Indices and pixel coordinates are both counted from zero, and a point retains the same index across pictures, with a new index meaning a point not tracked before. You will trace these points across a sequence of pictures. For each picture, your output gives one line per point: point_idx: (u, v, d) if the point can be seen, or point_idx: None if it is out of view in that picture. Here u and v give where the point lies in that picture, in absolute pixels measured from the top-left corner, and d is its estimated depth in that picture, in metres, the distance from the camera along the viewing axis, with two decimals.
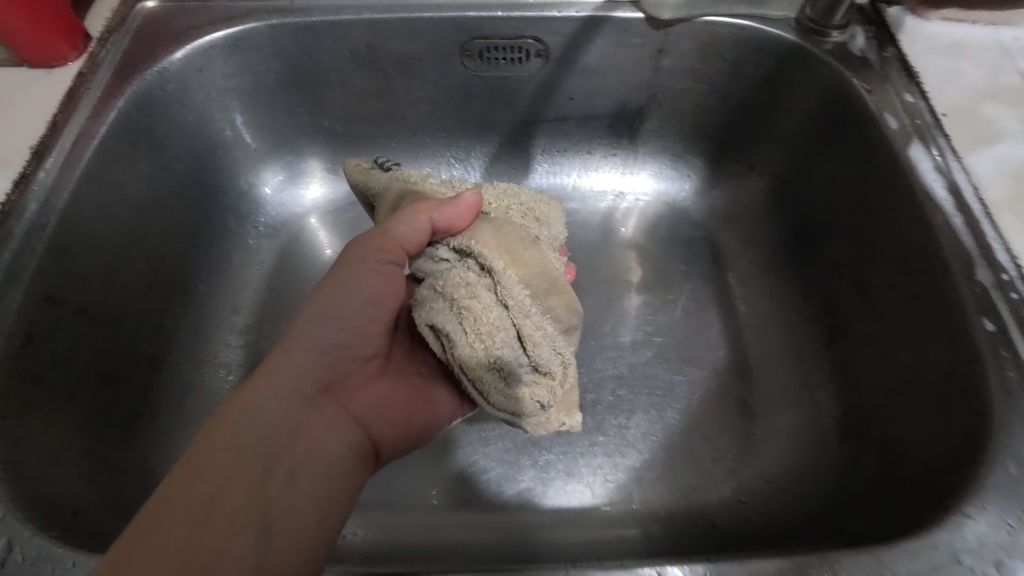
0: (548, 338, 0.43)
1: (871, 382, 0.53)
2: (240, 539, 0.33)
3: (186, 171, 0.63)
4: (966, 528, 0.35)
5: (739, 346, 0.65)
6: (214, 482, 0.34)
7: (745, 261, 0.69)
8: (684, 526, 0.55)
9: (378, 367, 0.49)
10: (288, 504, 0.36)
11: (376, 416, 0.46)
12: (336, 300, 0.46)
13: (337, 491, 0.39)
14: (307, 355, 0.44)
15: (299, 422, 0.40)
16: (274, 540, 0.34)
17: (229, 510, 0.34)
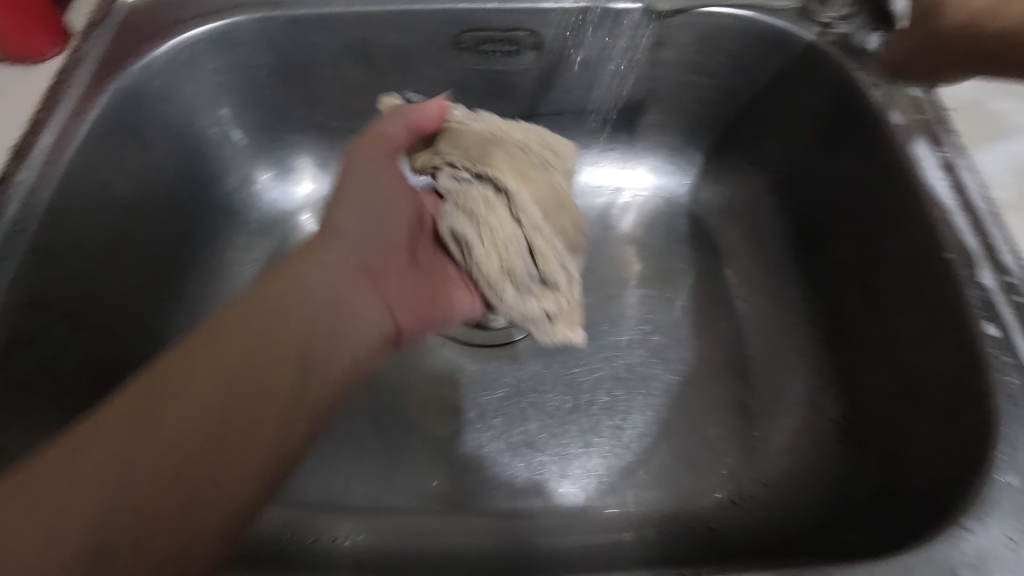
0: (555, 249, 0.50)
1: (873, 385, 0.52)
2: (218, 445, 0.36)
3: (176, 168, 0.62)
4: (966, 542, 0.34)
5: (739, 346, 0.64)
6: (218, 376, 0.37)
7: (745, 258, 0.68)
8: (680, 529, 0.55)
9: (408, 256, 0.53)
10: (260, 423, 0.38)
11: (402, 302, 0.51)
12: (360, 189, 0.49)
13: (274, 455, 0.38)
14: (342, 244, 0.47)
15: (250, 384, 0.38)
16: (249, 445, 0.37)
17: (216, 406, 0.37)
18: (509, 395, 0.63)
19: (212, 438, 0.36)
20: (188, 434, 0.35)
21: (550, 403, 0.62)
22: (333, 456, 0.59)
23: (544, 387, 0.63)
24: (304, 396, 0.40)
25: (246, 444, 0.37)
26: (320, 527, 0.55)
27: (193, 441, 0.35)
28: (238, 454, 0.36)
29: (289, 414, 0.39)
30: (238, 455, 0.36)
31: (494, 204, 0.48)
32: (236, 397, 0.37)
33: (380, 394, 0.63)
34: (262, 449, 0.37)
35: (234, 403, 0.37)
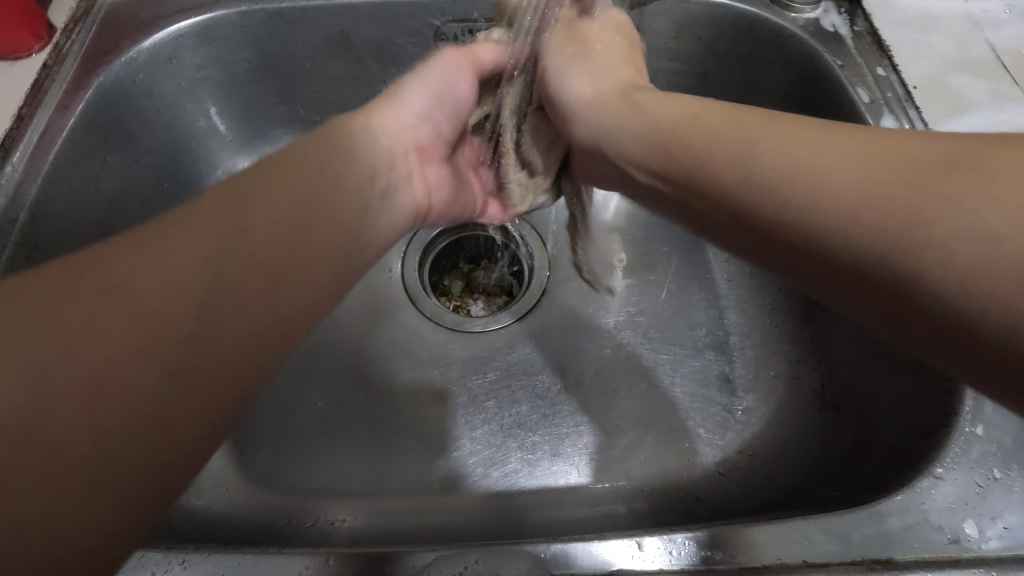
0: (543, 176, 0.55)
1: (848, 353, 0.54)
2: (185, 329, 0.29)
3: (160, 163, 0.62)
4: (936, 489, 0.36)
5: (721, 324, 0.66)
6: (214, 246, 0.31)
7: None
8: (669, 501, 0.56)
9: (451, 145, 0.53)
10: (229, 337, 0.30)
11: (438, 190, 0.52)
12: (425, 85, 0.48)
13: (196, 434, 0.29)
14: (404, 123, 0.48)
15: (176, 337, 0.28)
16: (215, 348, 0.30)
17: (208, 289, 0.30)
18: (499, 378, 0.64)
19: (124, 421, 0.27)
20: (159, 320, 0.28)
21: (540, 385, 0.63)
22: (328, 442, 0.60)
23: (533, 369, 0.64)
24: (240, 364, 0.31)
25: (160, 424, 0.28)
26: (317, 511, 0.56)
27: (97, 415, 0.26)
28: (184, 377, 0.28)
29: (218, 385, 0.30)
30: (145, 445, 0.27)
31: (533, 113, 0.52)
32: (156, 358, 0.28)
33: (372, 381, 0.63)
34: (179, 432, 0.29)
35: (147, 365, 0.27)
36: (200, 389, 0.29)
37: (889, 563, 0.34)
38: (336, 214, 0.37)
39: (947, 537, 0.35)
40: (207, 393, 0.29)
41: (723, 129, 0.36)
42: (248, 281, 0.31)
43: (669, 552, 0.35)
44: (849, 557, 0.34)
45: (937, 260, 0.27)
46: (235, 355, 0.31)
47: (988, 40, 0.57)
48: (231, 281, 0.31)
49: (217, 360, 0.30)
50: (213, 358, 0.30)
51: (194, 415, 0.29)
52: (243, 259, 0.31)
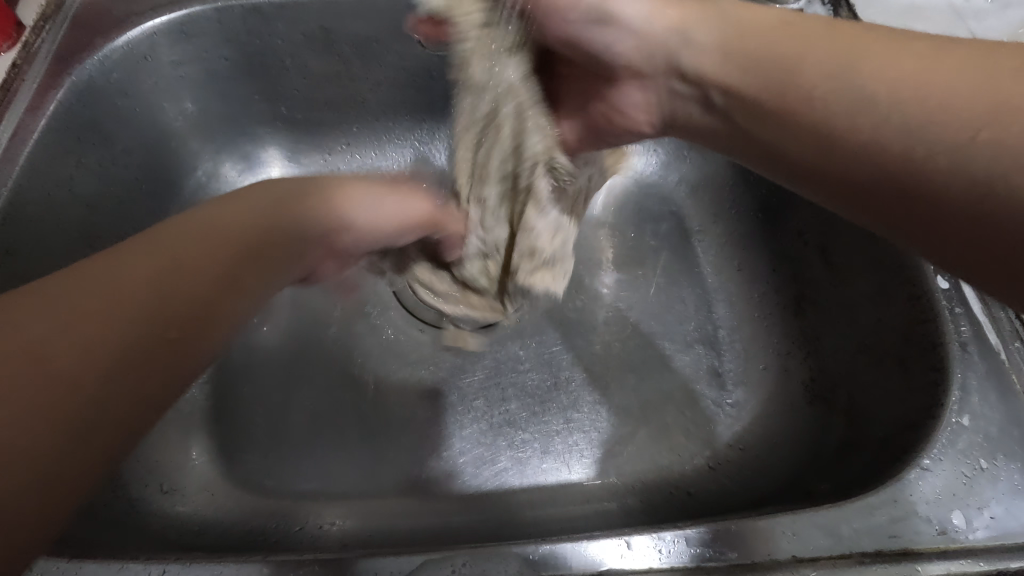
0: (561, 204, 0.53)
1: (836, 345, 0.54)
2: (165, 359, 0.33)
3: (138, 164, 0.61)
4: (924, 480, 0.36)
5: (709, 318, 0.66)
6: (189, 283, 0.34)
7: (713, 233, 0.69)
8: (660, 496, 0.56)
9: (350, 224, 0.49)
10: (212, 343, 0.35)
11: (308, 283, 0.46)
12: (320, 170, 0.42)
13: (97, 461, 0.31)
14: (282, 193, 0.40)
15: (110, 340, 0.31)
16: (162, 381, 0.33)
17: (153, 324, 0.32)
18: (488, 377, 0.63)
19: (37, 404, 0.29)
20: (100, 363, 0.31)
21: (529, 383, 0.63)
22: (316, 444, 0.59)
23: (522, 367, 0.64)
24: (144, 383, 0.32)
25: (79, 422, 0.30)
26: (306, 514, 0.55)
27: (17, 406, 0.28)
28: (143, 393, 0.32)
29: (122, 405, 0.31)
30: (55, 441, 0.29)
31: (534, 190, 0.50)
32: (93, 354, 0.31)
33: (360, 382, 0.63)
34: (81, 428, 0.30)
35: (85, 362, 0.30)
36: (108, 402, 0.31)
37: (878, 555, 0.34)
38: (264, 261, 0.38)
39: (936, 529, 0.35)
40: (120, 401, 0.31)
41: (815, 35, 0.38)
42: (163, 311, 0.33)
43: (659, 550, 0.35)
44: (839, 551, 0.34)
45: (954, 176, 0.32)
46: (148, 377, 0.32)
47: (971, 30, 0.57)
48: (165, 322, 0.33)
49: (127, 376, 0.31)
50: (122, 374, 0.31)
51: (98, 413, 0.30)
52: (170, 308, 0.33)
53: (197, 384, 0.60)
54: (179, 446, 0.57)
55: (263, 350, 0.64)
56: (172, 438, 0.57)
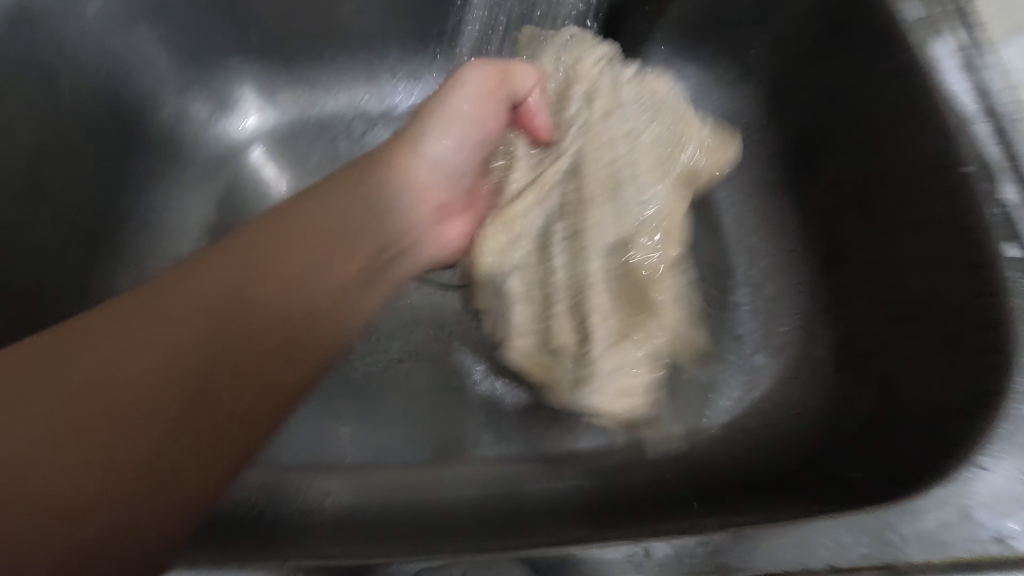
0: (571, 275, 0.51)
1: (870, 310, 0.49)
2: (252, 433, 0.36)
3: (94, 103, 0.54)
4: (979, 482, 0.32)
5: (730, 275, 0.61)
6: (259, 374, 0.36)
7: (735, 182, 0.63)
8: (672, 468, 0.53)
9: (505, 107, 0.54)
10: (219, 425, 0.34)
11: (435, 238, 0.53)
12: (291, 275, 0.39)
13: (207, 459, 0.34)
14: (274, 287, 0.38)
15: (175, 422, 0.33)
16: (191, 460, 0.33)
17: (245, 402, 0.35)
18: None
19: (192, 433, 0.33)
20: (162, 438, 0.33)
21: None
22: (307, 406, 0.56)
23: None
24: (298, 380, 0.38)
25: (161, 456, 0.32)
26: (299, 487, 0.52)
27: (133, 476, 0.31)
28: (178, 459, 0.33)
29: (297, 372, 0.38)
30: (161, 484, 0.32)
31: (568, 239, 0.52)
32: (137, 425, 0.32)
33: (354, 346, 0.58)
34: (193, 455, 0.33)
35: (160, 403, 0.33)
36: (210, 444, 0.34)
37: (926, 567, 0.30)
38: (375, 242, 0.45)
39: (990, 535, 0.31)
40: (235, 422, 0.35)
41: None
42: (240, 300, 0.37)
43: (681, 558, 0.31)
44: (882, 561, 0.30)
45: None
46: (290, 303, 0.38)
47: None
48: (224, 438, 0.34)
49: (278, 394, 0.37)
50: (176, 382, 0.34)
51: (139, 391, 0.33)
52: (228, 355, 0.35)
53: None
54: None
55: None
56: None
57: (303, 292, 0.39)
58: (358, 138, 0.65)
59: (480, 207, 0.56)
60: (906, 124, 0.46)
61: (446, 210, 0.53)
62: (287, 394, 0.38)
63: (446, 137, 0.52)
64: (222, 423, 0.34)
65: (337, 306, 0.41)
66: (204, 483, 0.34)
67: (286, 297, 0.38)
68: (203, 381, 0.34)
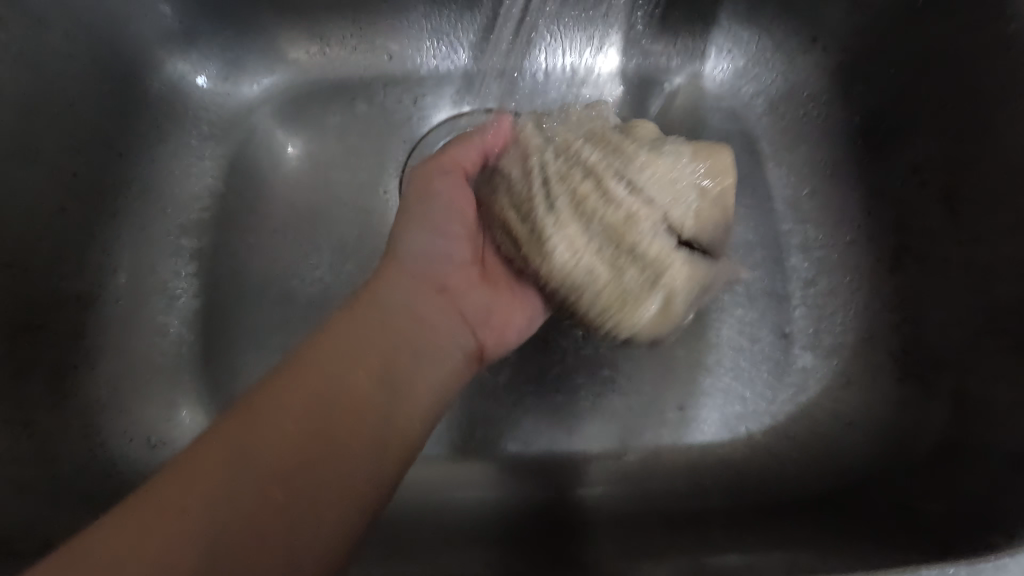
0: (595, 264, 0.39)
1: (944, 315, 0.44)
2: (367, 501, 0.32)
3: (89, 55, 0.49)
4: None
5: (782, 266, 0.55)
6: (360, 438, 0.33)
7: (791, 163, 0.57)
8: (710, 476, 0.49)
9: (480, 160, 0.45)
10: (336, 503, 0.31)
11: (483, 318, 0.43)
12: (363, 332, 0.36)
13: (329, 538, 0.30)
14: (352, 345, 0.36)
15: (280, 508, 0.29)
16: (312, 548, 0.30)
17: (356, 468, 0.32)
18: None
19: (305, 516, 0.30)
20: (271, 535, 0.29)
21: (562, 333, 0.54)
22: None
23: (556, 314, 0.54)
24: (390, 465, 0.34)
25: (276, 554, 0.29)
26: None
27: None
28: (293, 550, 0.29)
29: (409, 434, 0.35)
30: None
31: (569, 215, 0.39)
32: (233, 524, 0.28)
33: None
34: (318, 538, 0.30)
35: (267, 490, 0.30)
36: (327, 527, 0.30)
37: None
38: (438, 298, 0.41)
39: None
40: (350, 496, 0.32)
41: None
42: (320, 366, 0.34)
43: None
44: None
45: None
46: (372, 360, 0.36)
47: None
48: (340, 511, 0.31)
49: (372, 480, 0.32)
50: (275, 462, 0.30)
51: (204, 529, 0.28)
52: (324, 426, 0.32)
53: (181, 323, 0.53)
54: (165, 400, 0.51)
55: (263, 274, 0.55)
56: (156, 388, 0.51)
57: (384, 343, 0.37)
58: (379, 99, 0.60)
59: (499, 279, 0.44)
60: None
61: (456, 291, 0.42)
62: (383, 476, 0.33)
63: (443, 236, 0.43)
64: (335, 500, 0.31)
65: (403, 392, 0.36)
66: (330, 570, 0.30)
67: (364, 357, 0.36)
68: (315, 466, 0.31)
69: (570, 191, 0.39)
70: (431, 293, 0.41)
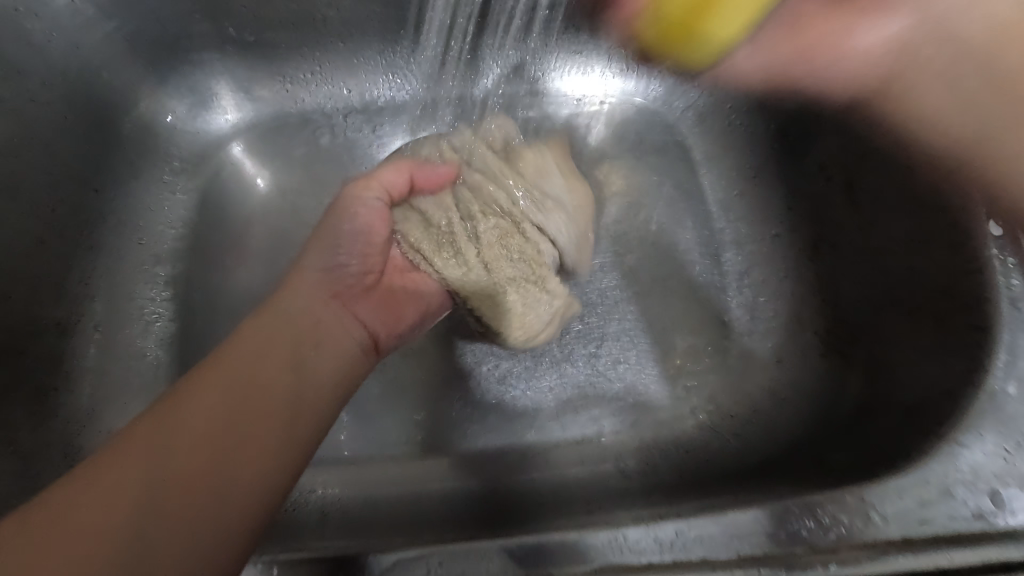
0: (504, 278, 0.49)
1: (855, 293, 0.49)
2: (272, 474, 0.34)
3: (67, 101, 0.53)
4: (959, 459, 0.32)
5: (716, 261, 0.60)
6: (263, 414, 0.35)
7: (720, 169, 0.63)
8: (660, 456, 0.52)
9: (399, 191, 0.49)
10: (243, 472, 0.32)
11: (381, 316, 0.46)
12: (262, 328, 0.39)
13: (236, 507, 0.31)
14: (252, 341, 0.38)
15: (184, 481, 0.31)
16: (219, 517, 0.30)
17: (261, 442, 0.34)
18: None
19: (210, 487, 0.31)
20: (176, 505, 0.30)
21: None
22: None
23: None
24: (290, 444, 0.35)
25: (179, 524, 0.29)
26: None
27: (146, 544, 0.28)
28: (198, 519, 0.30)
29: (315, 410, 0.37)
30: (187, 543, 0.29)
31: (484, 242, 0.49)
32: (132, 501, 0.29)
33: None
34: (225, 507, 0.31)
35: (172, 464, 0.31)
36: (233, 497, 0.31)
37: (904, 545, 0.30)
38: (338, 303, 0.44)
39: (970, 512, 0.31)
40: (255, 467, 0.33)
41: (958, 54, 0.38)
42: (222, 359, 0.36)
43: (660, 541, 0.31)
44: (862, 541, 0.30)
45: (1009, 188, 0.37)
46: (273, 348, 0.38)
47: None
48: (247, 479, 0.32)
49: (281, 444, 0.34)
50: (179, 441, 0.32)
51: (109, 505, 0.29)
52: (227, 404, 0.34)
53: (159, 346, 0.56)
54: None
55: (237, 296, 0.58)
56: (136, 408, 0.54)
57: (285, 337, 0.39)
58: (341, 132, 0.65)
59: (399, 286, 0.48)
60: (883, 107, 0.46)
61: (349, 297, 0.45)
62: (293, 450, 0.35)
63: (349, 253, 0.46)
64: (241, 469, 0.32)
65: (306, 374, 0.38)
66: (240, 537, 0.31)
67: (266, 348, 0.38)
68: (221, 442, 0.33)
69: (493, 226, 0.49)
70: (327, 296, 0.44)
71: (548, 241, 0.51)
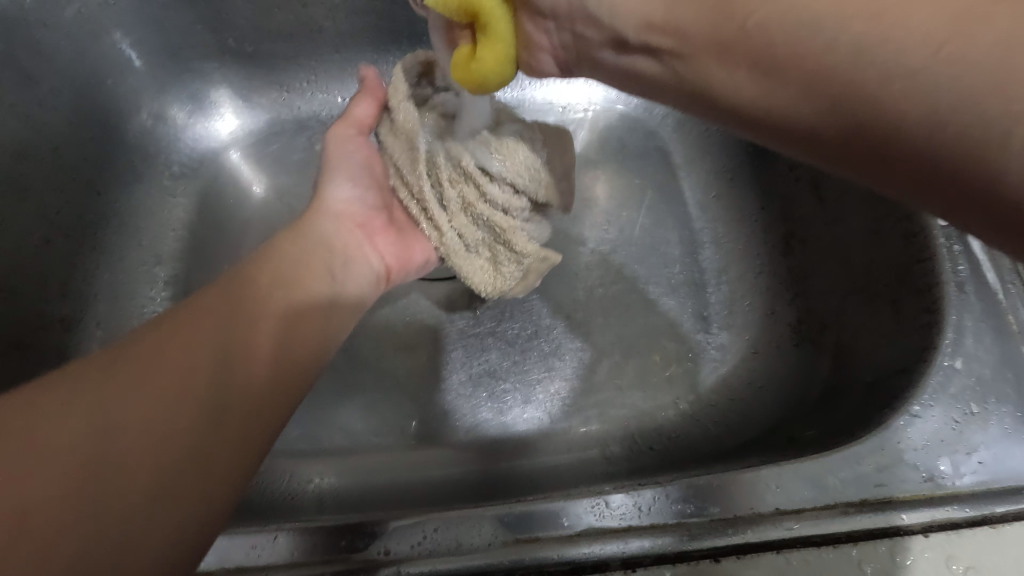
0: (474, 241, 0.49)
1: (822, 285, 0.53)
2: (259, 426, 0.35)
3: (72, 106, 0.55)
4: (912, 428, 0.35)
5: (696, 259, 0.63)
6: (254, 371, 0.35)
7: (699, 172, 0.66)
8: (643, 443, 0.55)
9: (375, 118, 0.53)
10: (235, 422, 0.33)
11: (393, 252, 0.51)
12: (258, 286, 0.39)
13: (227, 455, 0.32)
14: (244, 297, 0.38)
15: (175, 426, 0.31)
16: (212, 463, 0.31)
17: (252, 398, 0.35)
18: (470, 325, 0.61)
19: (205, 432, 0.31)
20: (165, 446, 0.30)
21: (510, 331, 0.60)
22: None
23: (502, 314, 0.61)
24: (252, 433, 0.34)
25: (169, 464, 0.30)
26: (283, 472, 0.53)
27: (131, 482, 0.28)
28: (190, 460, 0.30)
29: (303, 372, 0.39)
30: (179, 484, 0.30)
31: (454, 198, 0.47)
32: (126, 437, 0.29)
33: None
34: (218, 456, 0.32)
35: (167, 412, 0.31)
36: (224, 445, 0.32)
37: (864, 504, 0.33)
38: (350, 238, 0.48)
39: (922, 475, 0.34)
40: (246, 421, 0.34)
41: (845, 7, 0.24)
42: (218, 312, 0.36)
43: (638, 506, 0.34)
44: (823, 502, 0.33)
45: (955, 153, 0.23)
46: (266, 310, 0.39)
47: None
48: (235, 430, 0.33)
49: (270, 400, 0.36)
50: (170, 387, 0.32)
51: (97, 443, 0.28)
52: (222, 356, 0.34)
53: None
54: None
55: None
56: None
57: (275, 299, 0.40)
58: None
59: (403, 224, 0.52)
60: None
61: (369, 229, 0.50)
62: (278, 407, 0.36)
63: (353, 183, 0.51)
64: (233, 422, 0.33)
65: (297, 337, 0.39)
66: (228, 483, 0.32)
67: (258, 308, 0.38)
68: (213, 393, 0.33)
69: (459, 195, 0.46)
70: (350, 227, 0.49)
71: (515, 200, 0.46)
